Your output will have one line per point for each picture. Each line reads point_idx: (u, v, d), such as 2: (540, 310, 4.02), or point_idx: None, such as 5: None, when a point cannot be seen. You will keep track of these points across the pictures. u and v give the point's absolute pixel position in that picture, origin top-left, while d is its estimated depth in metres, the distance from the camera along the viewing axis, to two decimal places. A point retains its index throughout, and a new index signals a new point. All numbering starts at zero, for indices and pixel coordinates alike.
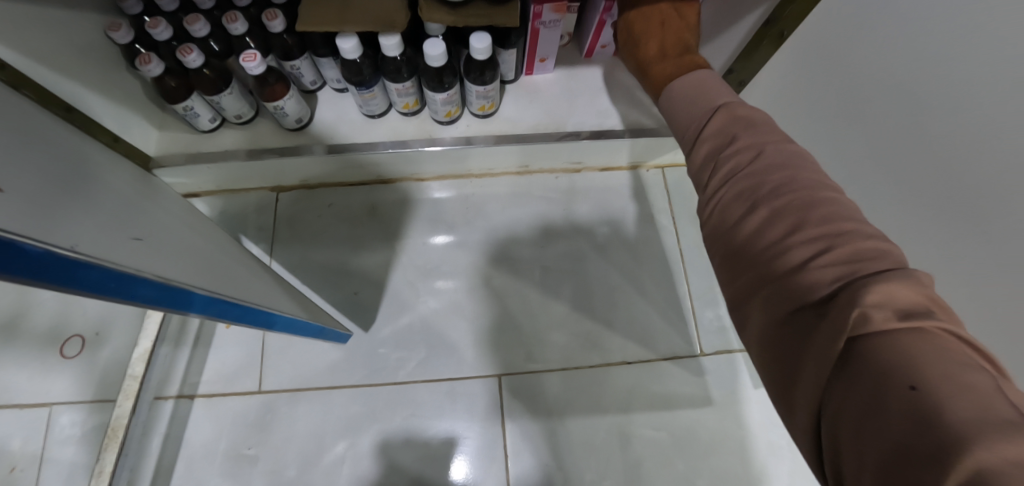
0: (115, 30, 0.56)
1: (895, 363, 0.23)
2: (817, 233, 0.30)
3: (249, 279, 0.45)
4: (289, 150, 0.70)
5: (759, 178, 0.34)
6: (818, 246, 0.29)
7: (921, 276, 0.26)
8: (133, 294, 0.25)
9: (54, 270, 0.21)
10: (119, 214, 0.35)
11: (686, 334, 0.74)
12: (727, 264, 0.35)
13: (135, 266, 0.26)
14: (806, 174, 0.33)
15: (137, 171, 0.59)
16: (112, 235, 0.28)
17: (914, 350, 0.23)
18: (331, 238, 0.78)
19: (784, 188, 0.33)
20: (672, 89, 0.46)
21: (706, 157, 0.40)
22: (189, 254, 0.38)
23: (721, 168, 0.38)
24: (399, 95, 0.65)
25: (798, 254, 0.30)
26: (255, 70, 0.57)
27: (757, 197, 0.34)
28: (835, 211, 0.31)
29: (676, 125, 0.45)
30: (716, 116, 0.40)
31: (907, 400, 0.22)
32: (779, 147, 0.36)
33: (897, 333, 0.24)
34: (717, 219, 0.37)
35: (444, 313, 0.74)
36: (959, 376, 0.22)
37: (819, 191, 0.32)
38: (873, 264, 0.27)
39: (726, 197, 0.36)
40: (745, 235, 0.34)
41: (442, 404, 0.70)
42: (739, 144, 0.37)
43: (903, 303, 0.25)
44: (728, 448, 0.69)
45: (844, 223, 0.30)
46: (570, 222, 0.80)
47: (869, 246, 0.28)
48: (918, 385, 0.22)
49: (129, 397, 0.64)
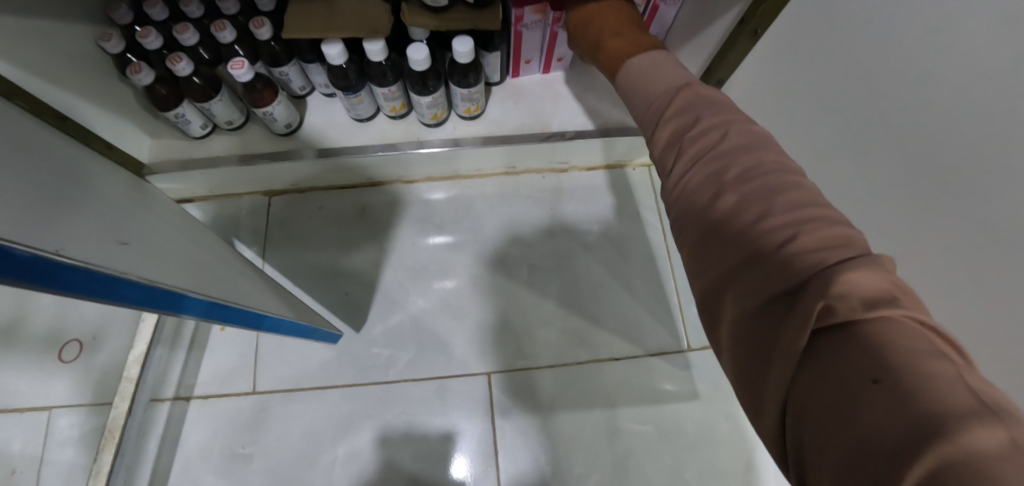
0: (106, 40, 0.57)
1: (858, 355, 0.22)
2: (786, 220, 0.28)
3: (239, 281, 0.46)
4: (280, 155, 0.71)
5: (724, 164, 0.32)
6: (786, 234, 0.27)
7: (884, 261, 0.24)
8: (117, 294, 0.26)
9: (37, 271, 0.22)
10: (105, 218, 0.36)
11: (673, 329, 0.75)
12: (694, 256, 0.33)
13: (123, 269, 0.27)
14: (771, 157, 0.31)
15: (131, 178, 0.60)
16: (99, 239, 0.29)
17: (877, 342, 0.22)
18: (322, 241, 0.79)
19: (751, 174, 0.30)
20: (631, 65, 0.44)
21: (671, 137, 0.37)
22: (176, 257, 0.39)
23: (686, 151, 0.35)
24: (386, 99, 0.66)
25: (766, 243, 0.28)
26: (242, 77, 0.58)
27: (723, 182, 0.32)
28: (803, 198, 0.29)
29: (636, 107, 0.43)
30: (680, 97, 0.38)
31: (868, 395, 0.21)
32: (744, 126, 0.34)
33: (862, 324, 0.22)
34: (684, 206, 0.34)
35: (434, 311, 0.76)
36: (921, 365, 0.20)
37: (786, 176, 0.30)
38: (840, 251, 0.25)
39: (692, 182, 0.34)
40: (713, 224, 0.31)
41: (433, 401, 0.71)
42: (703, 126, 0.35)
43: (870, 291, 0.23)
44: (716, 441, 0.70)
45: (812, 210, 0.28)
46: (557, 221, 0.81)
47: (836, 231, 0.27)
48: (880, 378, 0.21)
49: (125, 398, 0.65)
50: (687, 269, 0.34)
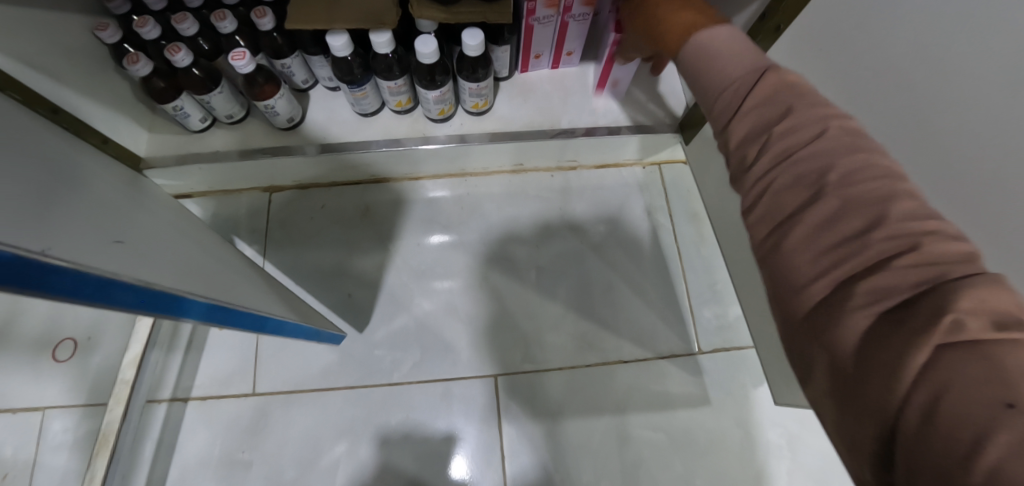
0: (102, 29, 0.55)
1: (989, 376, 0.19)
2: (897, 230, 0.24)
3: (237, 282, 0.44)
4: (281, 150, 0.69)
5: (822, 163, 0.27)
6: (898, 247, 0.24)
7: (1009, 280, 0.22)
8: (113, 298, 0.25)
9: (21, 275, 0.20)
10: (98, 216, 0.34)
11: (684, 333, 0.74)
12: (772, 258, 0.29)
13: (114, 270, 0.25)
14: (878, 158, 0.27)
15: (128, 174, 0.58)
16: (89, 239, 0.27)
17: (1012, 369, 0.19)
18: (324, 239, 0.77)
19: (854, 173, 0.26)
20: (702, 40, 0.36)
21: (750, 131, 0.32)
22: (173, 258, 0.37)
23: (775, 146, 0.30)
24: (391, 93, 0.64)
25: (871, 253, 0.25)
26: (243, 69, 0.56)
27: (824, 184, 0.27)
28: (919, 207, 0.25)
29: (699, 83, 0.36)
30: (764, 81, 0.32)
31: (1001, 421, 0.18)
32: (844, 122, 0.29)
33: (995, 345, 0.20)
34: (764, 205, 0.30)
35: (438, 313, 0.74)
36: None
37: (894, 178, 0.26)
38: (962, 268, 0.23)
39: (779, 181, 0.29)
40: (808, 227, 0.27)
41: (437, 405, 0.69)
42: (796, 118, 0.30)
43: (1001, 311, 0.21)
44: (728, 449, 0.69)
45: (928, 220, 0.24)
46: (566, 222, 0.79)
47: (959, 247, 0.23)
48: (1016, 403, 0.18)
49: (120, 402, 0.62)
50: (768, 275, 0.30)
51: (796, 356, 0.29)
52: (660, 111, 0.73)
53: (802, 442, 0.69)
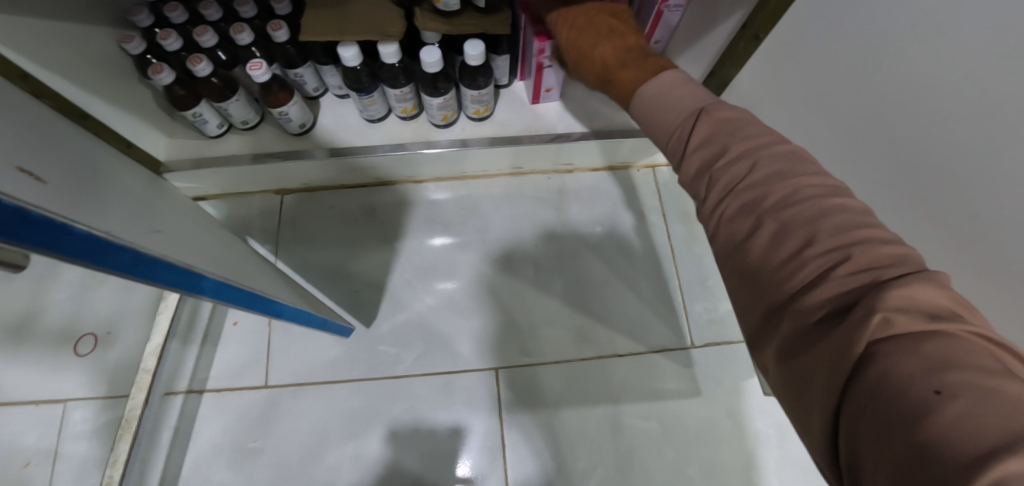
0: (128, 41, 0.59)
1: (917, 365, 0.21)
2: (831, 243, 0.26)
3: (255, 273, 0.47)
4: (292, 154, 0.73)
5: (761, 190, 0.30)
6: (834, 258, 0.26)
7: (939, 276, 0.24)
8: (157, 276, 0.28)
9: (94, 250, 0.24)
10: (134, 206, 0.37)
11: (676, 328, 0.77)
12: (738, 284, 0.30)
13: (159, 252, 0.29)
14: (810, 179, 0.29)
15: (150, 176, 0.62)
16: (135, 226, 0.31)
17: (935, 358, 0.21)
18: (331, 239, 0.81)
19: (789, 197, 0.29)
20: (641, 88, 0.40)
21: (698, 167, 0.34)
22: (200, 248, 0.40)
23: (718, 180, 0.32)
24: (397, 100, 0.68)
25: (811, 267, 0.26)
26: (260, 78, 0.60)
27: (762, 210, 0.29)
28: (848, 218, 0.27)
29: (649, 129, 0.39)
30: (700, 120, 0.35)
31: (929, 406, 0.19)
32: (774, 149, 0.31)
33: (920, 337, 0.22)
34: (722, 236, 0.32)
35: (440, 309, 0.77)
36: (982, 379, 0.20)
37: (827, 196, 0.28)
38: (892, 270, 0.25)
39: (727, 211, 0.31)
40: (757, 250, 0.29)
41: (440, 396, 0.72)
42: (733, 153, 0.32)
43: (924, 307, 0.23)
44: (719, 438, 0.71)
45: (857, 231, 0.26)
46: (563, 221, 0.83)
47: (888, 250, 0.25)
48: (942, 389, 0.20)
49: (142, 389, 0.66)
50: (731, 297, 0.32)
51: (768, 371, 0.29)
52: None
53: (789, 432, 0.72)
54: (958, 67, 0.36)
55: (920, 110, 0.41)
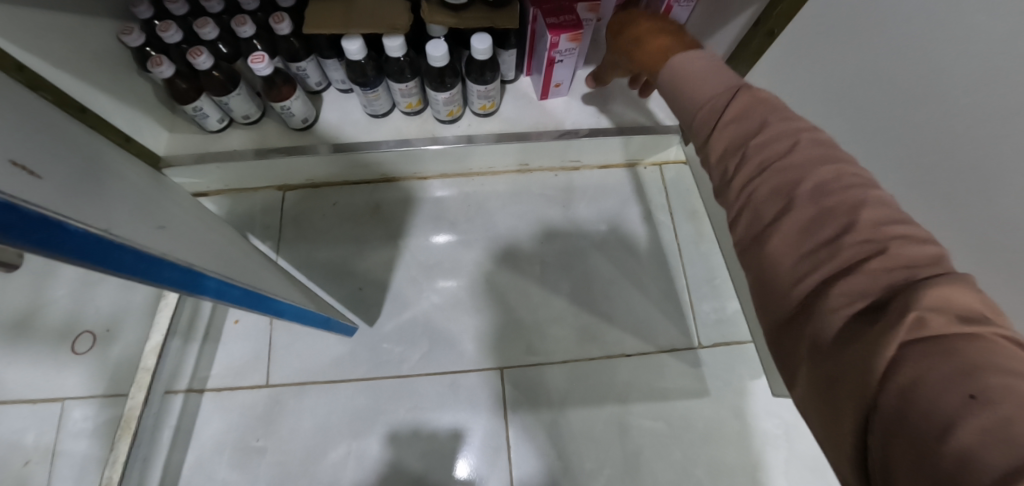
0: (127, 34, 0.58)
1: (953, 368, 0.20)
2: (867, 234, 0.25)
3: (260, 271, 0.46)
4: (295, 150, 0.72)
5: (797, 173, 0.28)
6: (868, 249, 0.25)
7: (972, 280, 0.23)
8: (160, 275, 0.27)
9: (93, 250, 0.23)
10: (135, 202, 0.36)
11: (684, 327, 0.76)
12: (761, 265, 0.29)
13: (162, 251, 0.28)
14: (848, 168, 0.28)
15: (150, 171, 0.61)
16: (138, 223, 0.29)
17: (972, 361, 0.20)
18: (335, 236, 0.79)
19: (826, 184, 0.27)
20: (676, 61, 0.38)
21: (727, 143, 0.32)
22: (204, 245, 0.39)
23: (752, 158, 0.31)
24: (402, 95, 0.67)
25: (847, 257, 0.25)
26: (262, 71, 0.59)
27: (798, 193, 0.28)
28: (883, 212, 0.26)
29: (678, 101, 0.37)
30: (738, 97, 0.33)
31: (963, 411, 0.19)
32: (813, 135, 0.30)
33: (956, 339, 0.21)
34: (748, 216, 0.30)
35: (445, 307, 0.76)
36: (1019, 385, 0.19)
37: (863, 187, 0.27)
38: (927, 269, 0.24)
39: (760, 189, 0.29)
40: (787, 234, 0.27)
41: (444, 395, 0.71)
42: (771, 133, 0.30)
43: (960, 308, 0.22)
44: (727, 439, 0.71)
45: (893, 226, 0.25)
46: (569, 218, 0.82)
47: (924, 250, 0.24)
48: (978, 394, 0.19)
49: (141, 389, 0.65)
50: (752, 284, 0.30)
51: (783, 364, 0.29)
52: (659, 113, 0.75)
53: (798, 433, 0.71)
54: (987, 62, 0.35)
55: (943, 106, 0.39)
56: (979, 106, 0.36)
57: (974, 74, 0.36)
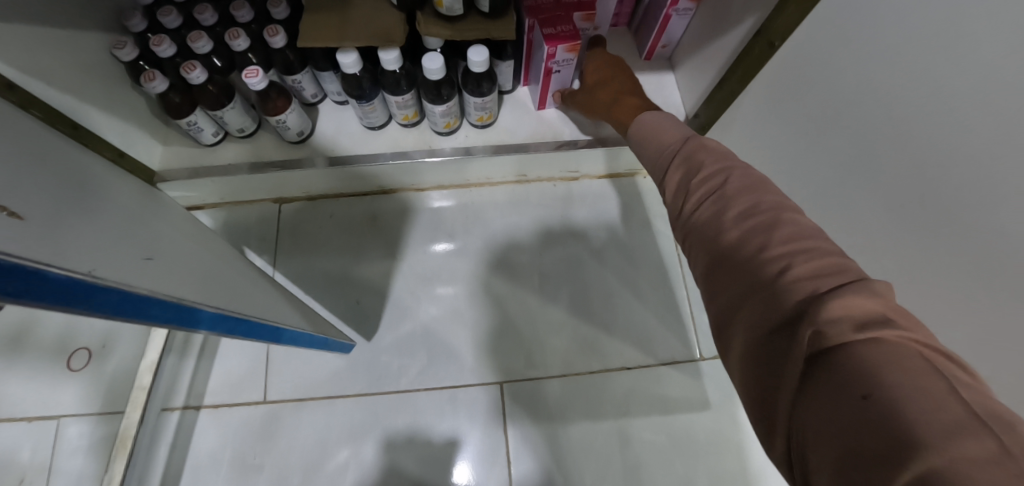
0: (120, 48, 0.57)
1: (849, 373, 0.22)
2: (784, 252, 0.29)
3: (253, 293, 0.46)
4: (292, 163, 0.71)
5: (728, 205, 0.33)
6: (783, 264, 0.28)
7: (874, 287, 0.25)
8: (146, 313, 0.26)
9: (72, 293, 0.22)
10: (123, 230, 0.35)
11: (684, 338, 0.75)
12: (709, 291, 0.33)
13: (148, 287, 0.27)
14: (772, 199, 0.32)
15: (143, 187, 0.60)
16: (124, 257, 0.29)
17: (866, 364, 0.22)
18: (332, 248, 0.79)
19: (754, 212, 0.32)
20: (644, 120, 0.47)
21: (679, 186, 0.38)
22: (195, 271, 0.38)
23: (695, 195, 0.36)
24: (398, 107, 0.66)
25: (765, 275, 0.29)
26: (257, 86, 0.58)
27: (727, 222, 0.33)
28: (800, 233, 0.30)
29: (647, 156, 0.44)
30: (687, 147, 0.40)
31: (858, 410, 0.21)
32: (746, 173, 0.35)
33: (854, 345, 0.23)
34: (695, 246, 0.35)
35: (444, 319, 0.75)
36: (908, 381, 0.21)
37: (784, 213, 0.31)
38: (834, 279, 0.26)
39: (701, 222, 0.34)
40: (721, 257, 0.32)
41: (443, 410, 0.70)
42: (710, 174, 0.36)
43: (859, 315, 0.24)
44: (729, 452, 0.70)
45: (806, 243, 0.29)
46: (568, 228, 0.81)
47: (831, 262, 0.27)
48: (870, 393, 0.21)
49: (137, 408, 0.64)
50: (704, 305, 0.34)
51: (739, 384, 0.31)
52: None
53: None
54: None
55: None
56: None
57: None
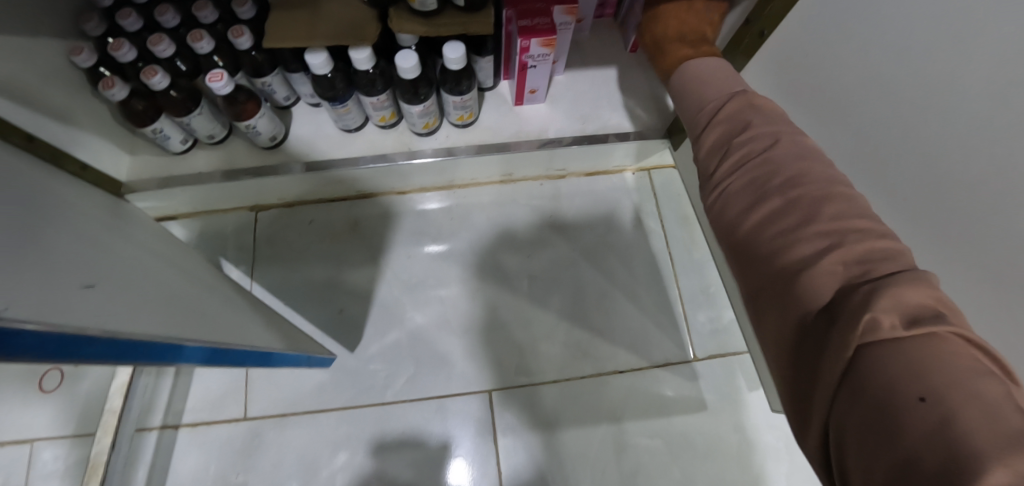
0: (76, 53, 0.54)
1: (901, 373, 0.23)
2: (831, 228, 0.30)
3: (219, 317, 0.43)
4: (266, 170, 0.68)
5: (773, 170, 0.34)
6: (829, 242, 0.30)
7: (929, 277, 0.26)
8: (78, 352, 0.25)
9: None
10: (60, 256, 0.33)
11: (678, 339, 0.73)
12: (737, 251, 0.35)
13: (79, 324, 0.25)
14: (819, 174, 0.33)
15: (108, 200, 0.57)
16: (39, 297, 0.25)
17: (924, 365, 0.23)
18: (312, 256, 0.76)
19: (801, 184, 0.33)
20: (690, 66, 0.47)
21: (716, 142, 0.40)
22: (146, 300, 0.35)
23: (733, 156, 0.38)
24: (374, 108, 0.63)
25: (806, 249, 0.30)
26: (222, 90, 0.55)
27: (768, 187, 0.34)
28: (847, 210, 0.31)
29: (684, 103, 0.47)
30: (733, 99, 0.41)
31: (910, 413, 0.22)
32: (794, 139, 0.36)
33: (910, 342, 0.24)
34: (727, 210, 0.37)
35: (432, 327, 0.73)
36: (965, 384, 0.22)
37: (832, 188, 0.32)
38: (883, 265, 0.27)
39: (735, 184, 0.37)
40: (753, 226, 0.34)
41: (432, 421, 0.68)
42: (753, 130, 0.38)
43: (910, 307, 0.24)
44: (727, 456, 0.68)
45: (857, 219, 0.30)
46: (557, 229, 0.78)
47: (877, 245, 0.29)
48: (927, 397, 0.22)
49: (108, 433, 0.61)
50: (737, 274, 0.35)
51: (768, 353, 0.33)
52: (647, 116, 0.72)
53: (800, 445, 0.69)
54: None
55: None
56: None
57: None
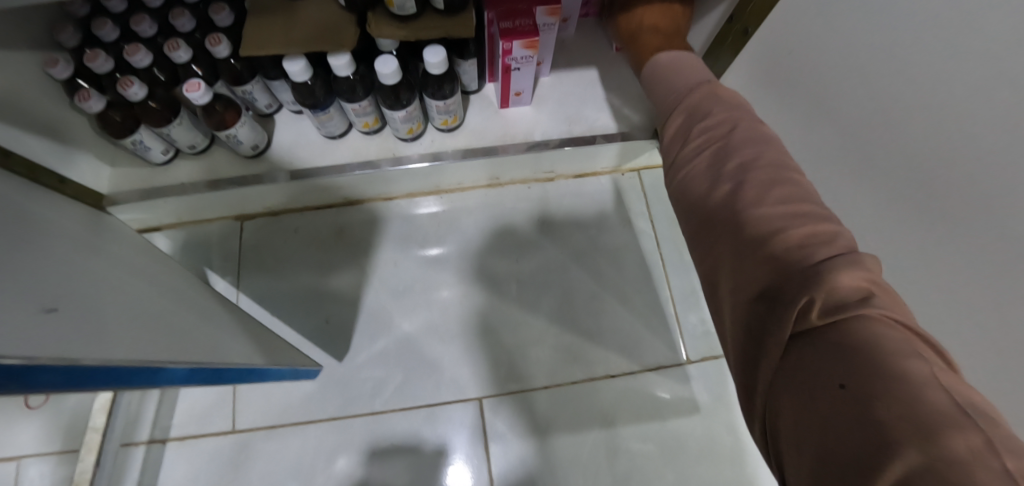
0: (51, 65, 0.53)
1: (833, 360, 0.25)
2: (784, 212, 0.31)
3: (196, 334, 0.42)
4: (250, 179, 0.68)
5: (729, 155, 0.36)
6: (781, 223, 0.31)
7: (863, 260, 0.27)
8: (33, 380, 0.23)
9: None
10: (18, 276, 0.32)
11: (671, 342, 0.72)
12: (698, 229, 0.36)
13: (31, 353, 0.24)
14: (774, 159, 0.35)
15: (88, 214, 0.57)
16: None
17: (850, 347, 0.25)
18: (298, 266, 0.75)
19: (752, 166, 0.34)
20: (657, 61, 0.48)
21: (678, 130, 0.41)
22: (114, 321, 0.34)
23: (692, 142, 0.39)
24: (357, 115, 0.62)
25: (760, 230, 0.31)
26: (199, 100, 0.54)
27: (723, 173, 0.35)
28: (797, 194, 0.32)
29: (657, 91, 0.47)
30: (699, 91, 0.42)
31: (837, 398, 0.24)
32: (751, 128, 0.37)
33: (844, 323, 0.25)
34: (688, 189, 0.38)
35: (420, 334, 0.72)
36: (892, 365, 0.23)
37: (784, 173, 0.34)
38: (828, 248, 0.28)
39: (696, 166, 0.38)
40: (712, 206, 0.35)
41: (422, 429, 0.68)
42: (713, 118, 0.39)
43: (842, 294, 0.26)
44: (721, 459, 0.67)
45: (803, 205, 0.31)
46: (546, 232, 0.77)
47: (824, 228, 0.30)
48: (847, 384, 0.24)
49: (92, 450, 0.60)
50: (691, 254, 0.38)
51: (724, 334, 0.35)
52: (635, 116, 0.71)
53: None
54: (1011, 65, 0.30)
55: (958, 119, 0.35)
56: (998, 110, 0.32)
57: (998, 75, 0.31)
